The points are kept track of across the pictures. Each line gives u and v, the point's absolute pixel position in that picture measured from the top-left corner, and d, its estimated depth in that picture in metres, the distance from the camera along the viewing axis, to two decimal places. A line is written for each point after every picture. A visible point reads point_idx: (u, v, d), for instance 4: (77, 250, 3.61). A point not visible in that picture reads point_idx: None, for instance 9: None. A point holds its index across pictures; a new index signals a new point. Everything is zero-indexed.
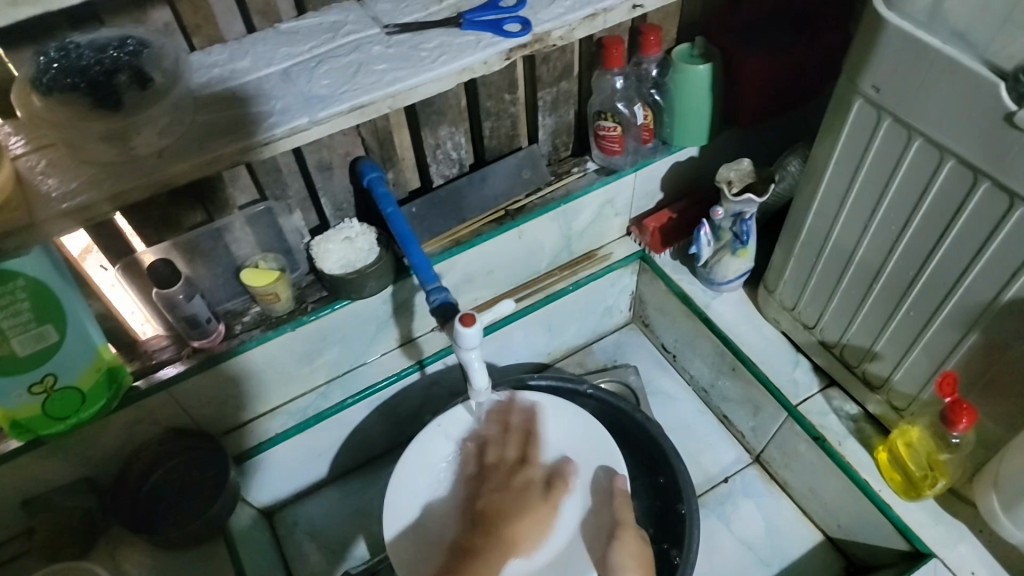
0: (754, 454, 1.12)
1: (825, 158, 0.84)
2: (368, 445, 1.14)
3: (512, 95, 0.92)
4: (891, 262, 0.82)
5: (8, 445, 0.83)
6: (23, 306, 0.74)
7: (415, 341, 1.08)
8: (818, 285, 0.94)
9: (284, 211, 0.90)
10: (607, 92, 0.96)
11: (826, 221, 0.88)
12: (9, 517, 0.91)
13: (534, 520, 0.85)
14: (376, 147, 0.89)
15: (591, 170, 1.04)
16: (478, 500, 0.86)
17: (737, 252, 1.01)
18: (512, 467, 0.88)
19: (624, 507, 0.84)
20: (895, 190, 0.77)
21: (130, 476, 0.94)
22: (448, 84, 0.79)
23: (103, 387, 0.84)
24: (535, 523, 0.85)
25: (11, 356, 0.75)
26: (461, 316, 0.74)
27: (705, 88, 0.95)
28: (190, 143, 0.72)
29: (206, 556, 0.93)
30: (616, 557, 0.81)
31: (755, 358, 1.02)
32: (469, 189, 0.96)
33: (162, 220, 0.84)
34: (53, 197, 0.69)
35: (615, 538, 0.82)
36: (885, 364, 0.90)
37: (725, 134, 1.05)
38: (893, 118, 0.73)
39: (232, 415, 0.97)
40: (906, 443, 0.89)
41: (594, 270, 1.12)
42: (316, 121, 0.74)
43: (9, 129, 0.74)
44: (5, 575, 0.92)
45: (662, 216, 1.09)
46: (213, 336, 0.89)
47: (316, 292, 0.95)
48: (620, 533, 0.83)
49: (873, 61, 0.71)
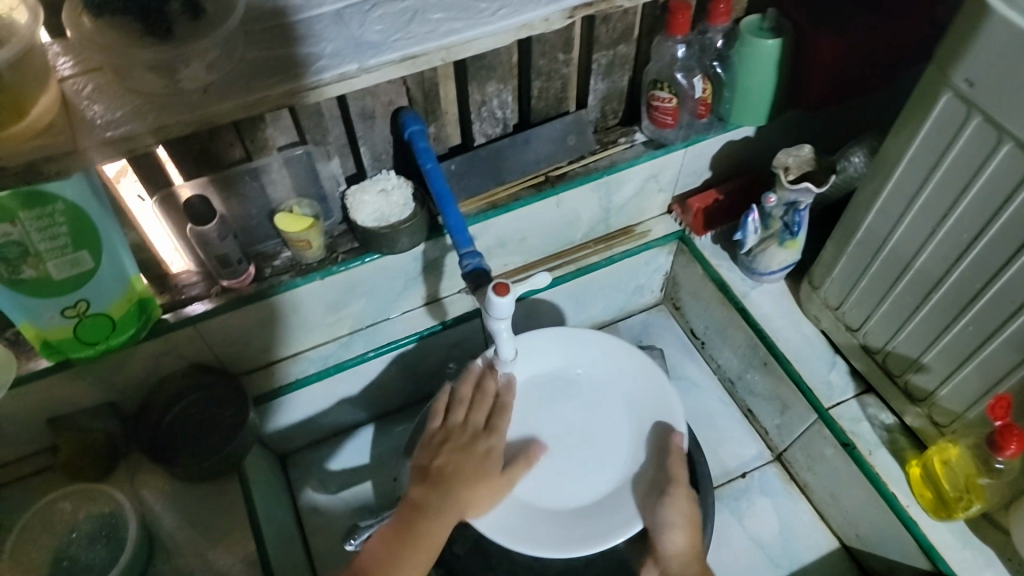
0: (776, 452, 1.10)
1: (898, 154, 0.78)
2: (386, 399, 1.14)
3: (566, 55, 0.88)
4: (956, 272, 0.77)
5: (39, 363, 0.85)
6: (61, 230, 0.75)
7: (440, 301, 1.06)
8: (868, 287, 0.89)
9: (322, 157, 0.88)
10: (665, 60, 0.91)
11: (889, 220, 0.83)
12: (35, 433, 0.93)
13: (486, 491, 0.80)
14: (421, 99, 0.86)
15: (639, 142, 0.99)
16: (436, 458, 0.80)
17: (786, 243, 0.96)
18: (475, 433, 0.82)
19: (677, 464, 0.84)
20: (973, 197, 0.71)
21: (153, 405, 0.95)
22: (505, 40, 0.75)
23: (133, 317, 0.85)
24: (488, 494, 0.80)
25: (47, 278, 0.76)
26: (495, 285, 0.74)
27: (772, 64, 0.89)
28: (236, 80, 0.71)
29: (220, 491, 0.94)
30: (665, 513, 0.80)
31: (789, 355, 0.98)
32: (511, 151, 0.93)
33: (201, 155, 0.83)
34: (98, 124, 0.68)
35: (667, 495, 0.81)
36: (930, 377, 0.86)
37: (786, 116, 0.99)
38: (983, 118, 0.67)
39: (255, 356, 0.98)
40: (943, 461, 0.85)
41: (631, 246, 1.08)
42: (364, 69, 0.71)
43: (58, 50, 0.73)
44: (29, 487, 0.95)
45: (708, 196, 1.04)
46: (243, 277, 0.89)
47: (347, 242, 0.94)
48: (672, 491, 0.82)
49: (969, 52, 0.65)
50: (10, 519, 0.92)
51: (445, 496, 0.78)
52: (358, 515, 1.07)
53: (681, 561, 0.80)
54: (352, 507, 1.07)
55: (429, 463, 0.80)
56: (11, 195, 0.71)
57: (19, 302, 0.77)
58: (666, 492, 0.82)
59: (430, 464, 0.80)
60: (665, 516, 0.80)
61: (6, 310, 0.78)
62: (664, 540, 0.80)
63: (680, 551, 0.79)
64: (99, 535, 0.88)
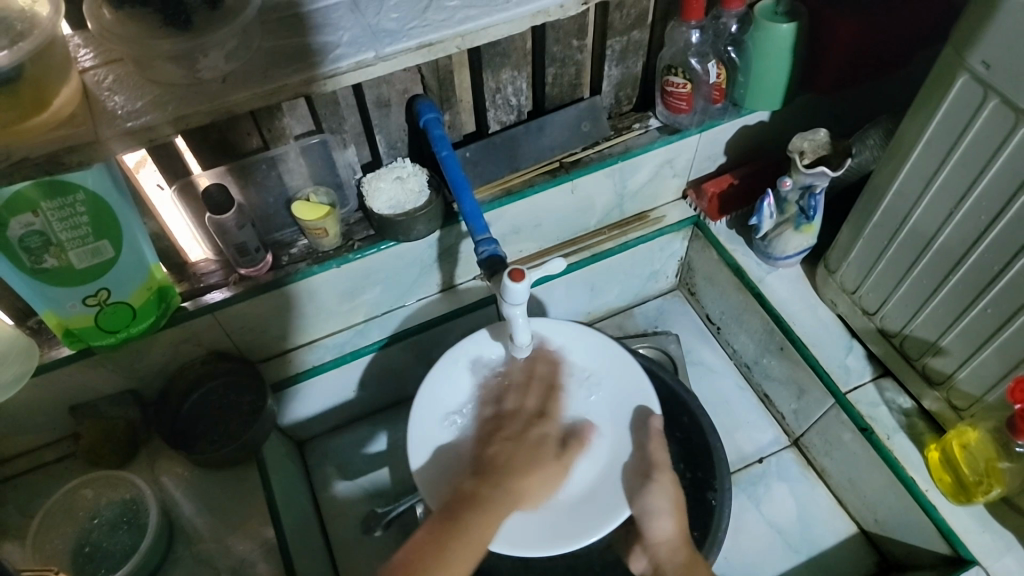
0: (793, 437, 1.09)
1: (914, 137, 0.78)
2: (401, 386, 1.14)
3: (580, 41, 0.88)
4: (974, 254, 0.76)
5: (62, 352, 0.86)
6: (82, 219, 0.75)
7: (455, 288, 1.06)
8: (885, 270, 0.89)
9: (339, 145, 0.89)
10: (680, 45, 0.91)
11: (906, 203, 0.82)
12: (57, 421, 0.94)
13: (545, 476, 0.77)
14: (435, 87, 0.87)
15: (653, 128, 0.99)
16: (488, 448, 0.79)
17: (801, 227, 0.96)
18: (530, 420, 0.81)
19: (659, 447, 0.80)
20: (991, 179, 0.71)
21: (172, 393, 0.96)
22: (520, 26, 0.76)
23: (153, 306, 0.86)
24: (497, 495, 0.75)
25: (69, 268, 0.78)
26: (510, 270, 0.73)
27: (787, 49, 0.89)
28: (255, 69, 0.71)
29: (240, 478, 0.95)
30: (653, 500, 0.76)
31: (806, 340, 0.98)
32: (526, 138, 0.93)
33: (219, 144, 0.83)
34: (119, 114, 0.69)
35: (652, 481, 0.77)
36: (949, 360, 0.85)
37: (800, 101, 0.99)
38: (1000, 99, 0.66)
39: (272, 344, 0.98)
40: (962, 445, 0.84)
41: (645, 232, 1.08)
42: (382, 57, 0.72)
43: (79, 42, 0.74)
44: (50, 475, 0.96)
45: (723, 181, 1.04)
46: (260, 265, 0.90)
47: (362, 230, 0.94)
48: (657, 475, 0.78)
49: (986, 33, 0.65)
50: (34, 505, 0.93)
51: (497, 486, 0.75)
52: (375, 501, 1.07)
53: (668, 548, 0.77)
54: (369, 493, 1.08)
55: (481, 454, 0.79)
56: (33, 186, 0.72)
57: (41, 291, 0.78)
58: (651, 478, 0.78)
59: (481, 453, 0.79)
60: (650, 505, 0.76)
61: (28, 298, 0.79)
62: (650, 528, 0.76)
63: (667, 538, 0.76)
64: (121, 522, 0.89)
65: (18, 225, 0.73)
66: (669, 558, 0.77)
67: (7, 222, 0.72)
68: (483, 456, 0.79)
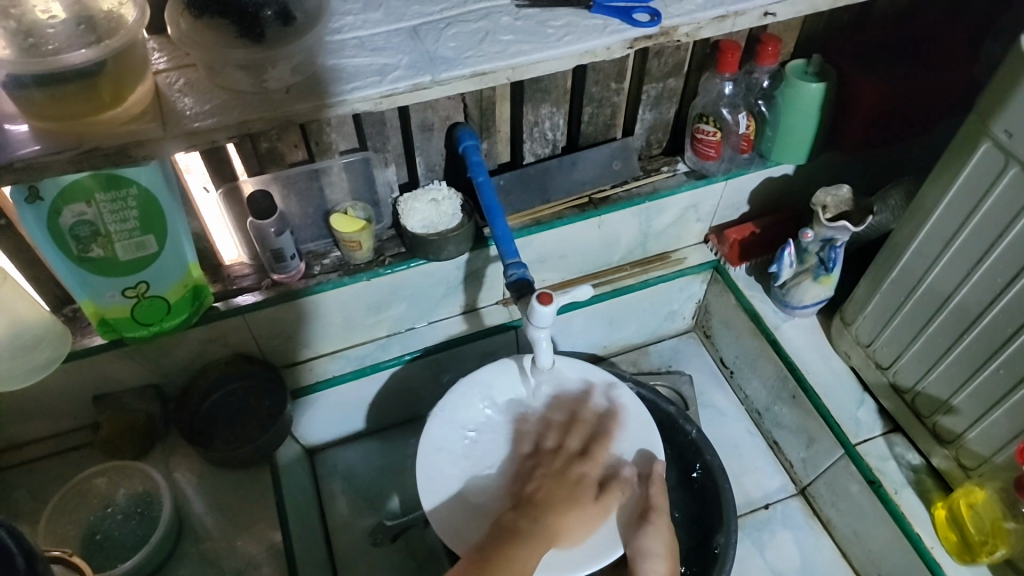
0: (801, 486, 1.10)
1: (935, 198, 0.81)
2: (415, 403, 1.16)
3: (619, 84, 0.93)
4: (988, 316, 0.78)
5: (94, 340, 0.89)
6: (132, 213, 0.79)
7: (477, 311, 1.09)
8: (900, 327, 0.91)
9: (380, 163, 0.93)
10: (712, 96, 0.95)
11: (923, 262, 0.85)
12: (79, 408, 0.96)
13: (584, 520, 0.78)
14: (477, 116, 0.91)
15: (681, 171, 1.02)
16: (527, 484, 0.81)
17: (820, 278, 0.99)
18: (570, 458, 0.83)
19: (661, 492, 0.81)
20: (1008, 244, 0.74)
21: (193, 391, 0.98)
22: (568, 64, 0.80)
23: (187, 302, 0.88)
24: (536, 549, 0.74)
25: (113, 258, 0.81)
26: (539, 293, 0.76)
27: (815, 107, 0.93)
28: (316, 84, 0.76)
29: (253, 479, 0.96)
30: (648, 540, 0.78)
31: (818, 390, 0.99)
32: (558, 171, 0.96)
33: (267, 153, 0.87)
34: (188, 114, 0.73)
35: (650, 522, 0.79)
36: (959, 420, 0.87)
37: (825, 157, 1.03)
38: (1021, 167, 0.70)
39: (294, 350, 1.01)
40: (968, 504, 0.85)
41: (665, 272, 1.11)
42: (437, 81, 0.77)
43: (155, 46, 0.79)
44: (66, 462, 0.97)
45: (745, 229, 1.07)
46: (293, 272, 0.93)
47: (394, 247, 0.97)
48: (656, 518, 0.79)
49: (1010, 104, 0.68)
50: (47, 491, 0.95)
51: (537, 520, 0.77)
52: (380, 514, 1.08)
53: None
54: (375, 507, 1.08)
55: (521, 490, 0.81)
56: (91, 178, 0.75)
57: (83, 279, 0.81)
58: (649, 520, 0.79)
59: (522, 490, 0.81)
60: (647, 547, 0.77)
61: (70, 286, 0.82)
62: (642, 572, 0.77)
63: None
64: (134, 512, 0.91)
65: (70, 214, 0.76)
66: None
67: (61, 210, 0.76)
68: (523, 493, 0.80)
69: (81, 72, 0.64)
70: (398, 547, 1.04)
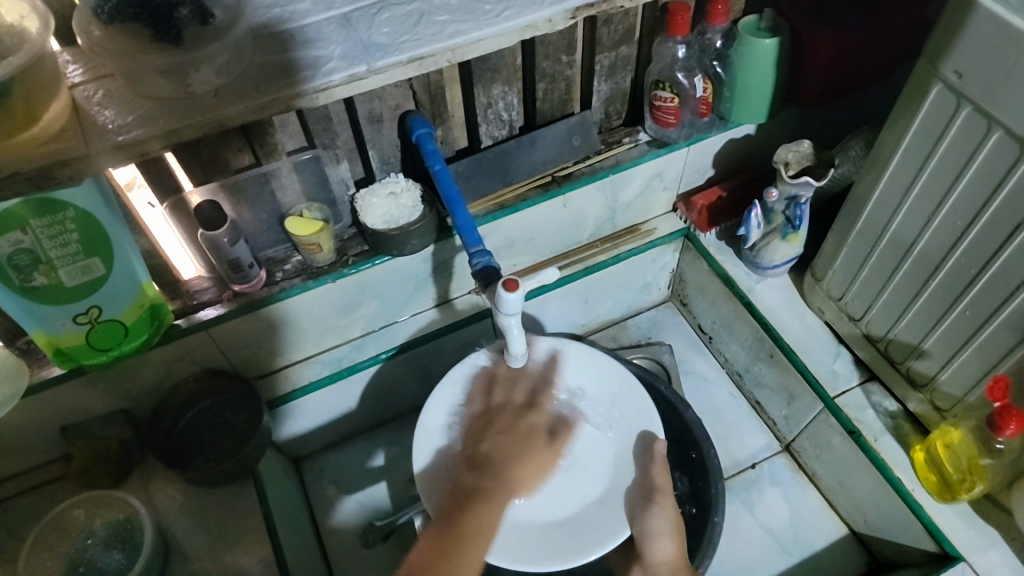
0: (785, 442, 1.11)
1: (893, 147, 0.80)
2: (397, 399, 1.14)
3: (569, 57, 0.90)
4: (952, 259, 0.79)
5: (51, 372, 0.86)
6: (72, 236, 0.75)
7: (449, 302, 1.07)
8: (869, 277, 0.92)
9: (331, 161, 0.89)
10: (666, 61, 0.93)
11: (887, 211, 0.85)
12: (47, 442, 0.93)
13: (536, 463, 0.80)
14: (427, 102, 0.88)
15: (642, 141, 1.00)
16: (482, 444, 0.79)
17: (788, 236, 0.98)
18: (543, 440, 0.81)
19: (662, 473, 0.82)
20: (965, 186, 0.74)
21: (166, 412, 0.95)
22: (510, 40, 0.77)
23: (145, 323, 0.85)
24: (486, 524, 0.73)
25: (59, 286, 0.77)
26: (504, 281, 0.75)
27: (769, 64, 0.91)
28: (248, 84, 0.72)
29: (235, 494, 0.95)
30: (653, 521, 0.79)
31: (795, 347, 1.00)
32: (518, 153, 0.94)
33: (210, 160, 0.83)
34: (110, 128, 0.69)
35: (655, 503, 0.80)
36: (931, 363, 0.88)
37: (785, 112, 1.01)
38: (973, 107, 0.69)
39: (266, 361, 0.98)
40: (945, 445, 0.87)
41: (636, 244, 1.09)
42: (374, 70, 0.73)
43: (68, 58, 0.75)
44: (40, 498, 0.94)
45: (712, 194, 1.06)
46: (254, 281, 0.89)
47: (357, 245, 0.94)
48: (659, 499, 0.80)
49: (956, 45, 0.68)
50: (24, 529, 0.92)
51: (495, 477, 0.77)
52: (373, 516, 1.07)
53: (669, 568, 0.78)
54: (366, 508, 1.08)
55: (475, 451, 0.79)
56: (22, 203, 0.71)
57: (31, 309, 0.77)
58: (653, 501, 0.80)
59: (475, 450, 0.79)
60: (652, 525, 0.79)
61: (17, 318, 0.78)
62: (651, 550, 0.78)
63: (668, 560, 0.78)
64: (115, 541, 0.88)
65: (6, 243, 0.72)
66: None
67: None
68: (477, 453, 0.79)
69: None
70: (394, 545, 1.03)
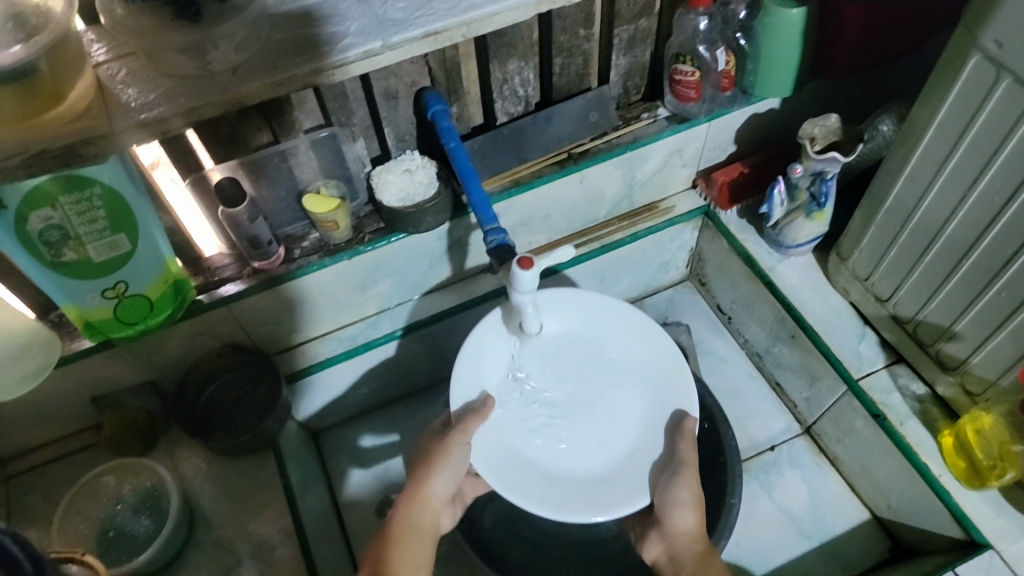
0: (805, 425, 1.09)
1: (926, 120, 0.77)
2: (414, 376, 1.15)
3: (588, 30, 0.88)
4: (987, 238, 0.75)
5: (81, 344, 0.89)
6: (99, 213, 0.77)
7: (464, 280, 1.07)
8: (898, 257, 0.88)
9: (347, 138, 0.90)
10: (688, 33, 0.90)
11: (918, 187, 0.81)
12: (78, 410, 0.97)
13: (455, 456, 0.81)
14: (443, 78, 0.87)
15: (662, 117, 0.98)
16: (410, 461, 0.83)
17: (812, 215, 0.95)
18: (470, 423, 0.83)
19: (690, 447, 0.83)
20: (1003, 162, 0.70)
21: (189, 385, 0.98)
22: (527, 13, 0.76)
23: (169, 298, 0.87)
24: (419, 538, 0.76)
25: (87, 261, 0.79)
26: (519, 259, 0.75)
27: (795, 35, 0.87)
28: (265, 61, 0.73)
29: (256, 465, 0.97)
30: (675, 491, 0.80)
31: (818, 328, 0.97)
32: (534, 129, 0.93)
33: (230, 137, 0.85)
34: (132, 106, 0.71)
35: (678, 475, 0.81)
36: (963, 346, 0.85)
37: (812, 86, 0.98)
38: (1014, 79, 0.65)
39: (285, 336, 1.00)
40: (976, 430, 0.85)
41: (655, 222, 1.08)
42: (389, 46, 0.73)
43: (93, 37, 0.76)
44: (73, 465, 0.99)
45: (733, 170, 1.03)
46: (274, 258, 0.91)
47: (373, 223, 0.95)
48: (684, 471, 0.82)
49: (997, 13, 0.64)
50: (58, 493, 0.97)
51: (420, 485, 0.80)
52: (390, 488, 1.09)
53: (688, 539, 0.80)
54: (383, 481, 1.10)
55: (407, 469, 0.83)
56: (51, 180, 0.73)
57: (61, 283, 0.80)
58: (678, 473, 0.82)
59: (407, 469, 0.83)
60: (673, 494, 0.80)
61: (48, 292, 0.81)
62: (673, 519, 0.80)
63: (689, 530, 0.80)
64: (143, 507, 0.92)
65: (37, 219, 0.74)
66: (688, 549, 0.80)
67: (27, 216, 0.74)
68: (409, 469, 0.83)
69: (17, 72, 0.61)
70: None
